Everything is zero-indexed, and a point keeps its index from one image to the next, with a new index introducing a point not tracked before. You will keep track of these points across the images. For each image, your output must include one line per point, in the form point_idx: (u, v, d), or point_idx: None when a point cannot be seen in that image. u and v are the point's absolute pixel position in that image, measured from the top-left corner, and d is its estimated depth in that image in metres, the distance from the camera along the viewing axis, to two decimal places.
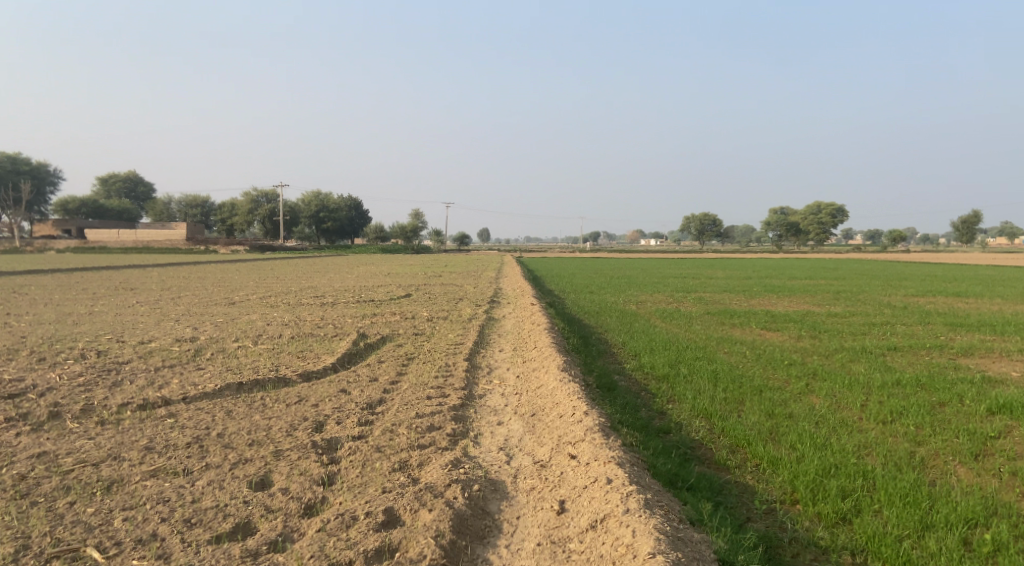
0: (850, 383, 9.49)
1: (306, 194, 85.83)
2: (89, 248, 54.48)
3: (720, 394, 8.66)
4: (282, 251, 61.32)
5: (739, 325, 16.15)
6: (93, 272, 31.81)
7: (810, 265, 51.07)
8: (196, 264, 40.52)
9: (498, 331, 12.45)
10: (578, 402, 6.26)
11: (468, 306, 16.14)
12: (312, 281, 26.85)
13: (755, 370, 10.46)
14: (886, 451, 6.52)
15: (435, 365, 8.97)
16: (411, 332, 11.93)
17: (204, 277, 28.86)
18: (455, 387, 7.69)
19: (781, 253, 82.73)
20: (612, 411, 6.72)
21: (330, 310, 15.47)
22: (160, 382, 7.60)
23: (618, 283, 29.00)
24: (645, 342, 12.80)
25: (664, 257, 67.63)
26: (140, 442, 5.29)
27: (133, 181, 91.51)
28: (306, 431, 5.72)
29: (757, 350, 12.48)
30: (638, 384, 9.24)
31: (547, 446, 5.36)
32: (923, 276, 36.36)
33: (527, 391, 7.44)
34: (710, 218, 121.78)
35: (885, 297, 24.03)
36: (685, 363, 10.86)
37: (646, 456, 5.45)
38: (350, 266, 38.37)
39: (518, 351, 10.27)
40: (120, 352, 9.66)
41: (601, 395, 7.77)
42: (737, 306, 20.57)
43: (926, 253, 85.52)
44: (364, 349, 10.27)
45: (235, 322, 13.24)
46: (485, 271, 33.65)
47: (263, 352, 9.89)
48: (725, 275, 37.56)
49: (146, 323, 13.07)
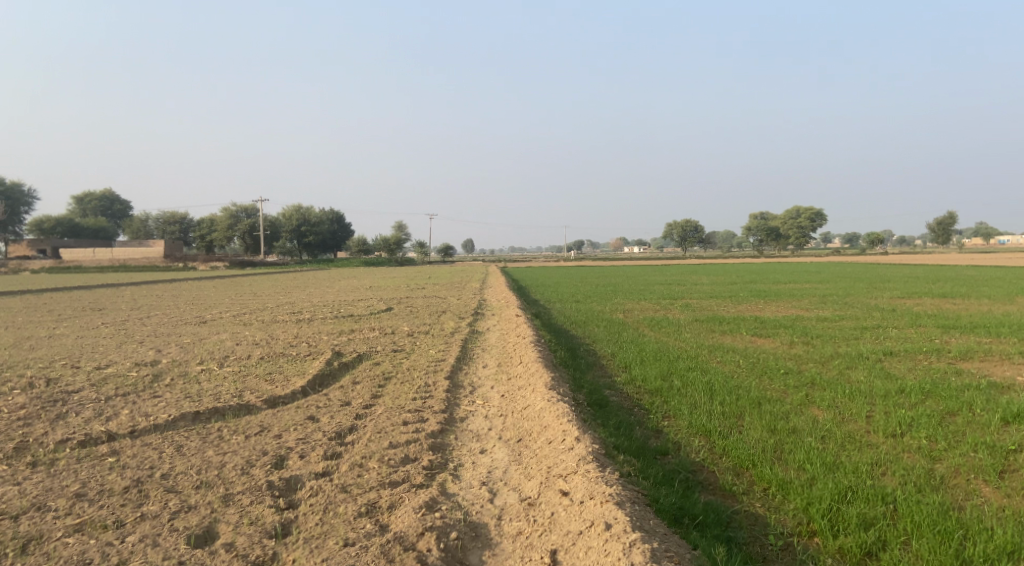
0: (853, 392, 8.99)
1: (287, 208, 84.83)
2: (63, 268, 53.27)
3: (718, 409, 8.12)
4: (263, 267, 60.34)
5: (729, 332, 15.71)
6: (65, 292, 30.95)
7: (793, 269, 50.97)
8: (173, 281, 39.60)
9: (480, 345, 11.86)
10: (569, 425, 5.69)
11: (449, 320, 15.56)
12: (291, 296, 26.13)
13: (751, 380, 9.96)
14: (903, 469, 6.01)
15: (413, 385, 8.36)
16: (389, 349, 11.31)
17: (179, 295, 28.04)
18: (434, 409, 7.09)
19: (764, 258, 82.96)
20: (605, 433, 6.14)
21: (305, 326, 14.82)
22: (108, 414, 6.92)
23: (604, 291, 28.50)
24: (635, 353, 12.25)
25: (648, 264, 67.38)
26: (70, 487, 4.65)
27: (110, 199, 90.11)
28: (263, 469, 5.11)
29: (750, 359, 11.99)
30: (630, 400, 8.68)
31: (535, 480, 4.77)
32: (907, 278, 36.29)
33: (512, 413, 6.85)
34: (692, 223, 122.24)
35: (873, 299, 23.74)
36: (678, 375, 10.32)
37: (646, 488, 4.88)
38: (330, 280, 37.68)
39: (502, 367, 9.67)
40: (72, 379, 8.96)
41: (592, 414, 7.18)
42: (725, 313, 20.13)
43: (906, 255, 86.18)
44: (338, 369, 9.63)
45: (203, 342, 12.54)
46: (468, 282, 33.08)
47: (228, 376, 9.22)
48: (711, 280, 37.31)
49: (108, 346, 12.34)
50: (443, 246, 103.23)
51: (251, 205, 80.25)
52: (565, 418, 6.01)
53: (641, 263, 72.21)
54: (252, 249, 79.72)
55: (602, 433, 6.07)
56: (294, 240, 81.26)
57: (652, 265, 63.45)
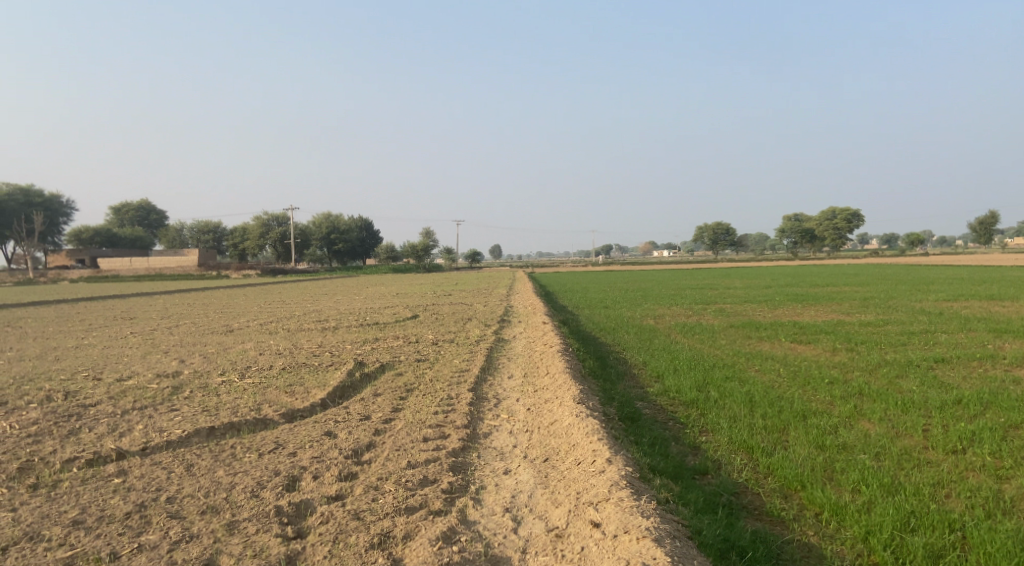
0: (905, 404, 8.42)
1: (317, 216, 85.58)
2: (101, 277, 54.25)
3: (759, 423, 7.65)
4: (294, 274, 60.89)
5: (766, 338, 15.09)
6: (100, 301, 31.33)
7: (829, 271, 49.71)
8: (205, 290, 39.98)
9: (507, 354, 11.48)
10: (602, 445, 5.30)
11: (476, 327, 15.21)
12: (319, 304, 26.05)
13: (792, 390, 9.44)
14: (968, 491, 5.55)
15: (436, 397, 8.02)
16: (413, 358, 10.99)
17: (209, 304, 28.15)
18: (456, 424, 6.73)
19: (798, 260, 81.22)
20: (639, 452, 5.72)
21: (330, 335, 14.60)
22: (121, 430, 6.70)
23: (634, 296, 27.97)
24: (668, 361, 11.77)
25: (678, 268, 66.44)
26: (68, 513, 4.40)
27: (146, 210, 91.83)
28: (273, 492, 4.81)
29: (791, 367, 11.41)
30: (664, 413, 8.22)
31: (563, 507, 4.38)
32: (951, 280, 35.04)
33: (539, 428, 6.47)
34: (723, 226, 120.55)
35: (916, 302, 22.81)
36: (714, 385, 9.84)
37: (687, 516, 4.48)
38: (359, 287, 37.67)
39: (530, 377, 9.29)
40: (90, 392, 8.79)
41: (625, 430, 6.77)
42: (761, 318, 19.48)
43: (945, 256, 83.89)
44: (360, 380, 9.33)
45: (226, 352, 12.37)
46: (496, 287, 32.77)
47: (248, 388, 8.98)
48: (745, 284, 36.46)
49: (132, 357, 12.22)
50: (472, 253, 103.19)
51: (282, 214, 81.04)
52: (597, 437, 5.62)
53: (672, 267, 71.13)
54: (283, 257, 80.58)
55: (636, 452, 5.66)
56: (324, 247, 81.90)
57: (683, 270, 62.42)
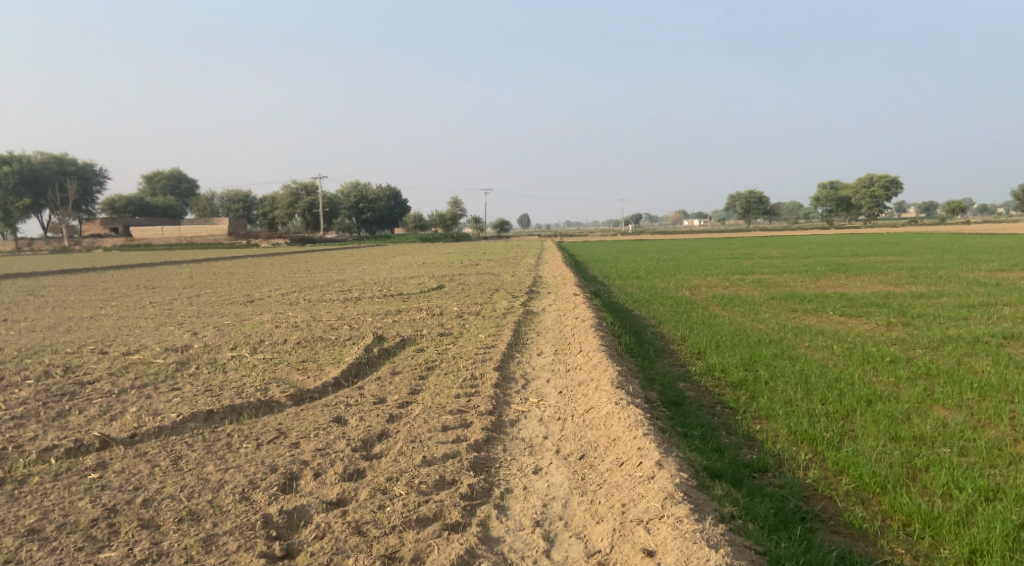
0: (983, 387, 7.50)
1: (345, 185, 85.25)
2: (134, 245, 54.65)
3: (819, 409, 6.82)
4: (321, 243, 60.77)
5: (812, 311, 14.11)
6: (128, 269, 31.27)
7: (868, 240, 47.93)
8: (233, 258, 39.80)
9: (535, 329, 10.75)
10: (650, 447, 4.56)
11: (504, 299, 14.46)
12: (343, 274, 25.50)
13: (851, 370, 8.56)
14: None
15: (459, 377, 7.32)
16: (435, 333, 10.29)
17: (235, 273, 27.84)
18: (479, 411, 6.00)
19: (834, 229, 78.94)
20: (690, 449, 4.98)
21: (350, 306, 14.00)
22: (113, 413, 6.15)
23: (667, 266, 26.97)
24: (709, 336, 10.94)
25: (711, 237, 64.80)
26: (26, 524, 3.83)
27: (178, 179, 92.27)
28: (267, 494, 4.17)
29: (844, 343, 10.49)
30: (710, 396, 7.40)
31: (606, 525, 3.75)
32: (1000, 248, 33.37)
33: (573, 417, 5.72)
34: (756, 194, 117.65)
35: (967, 273, 21.50)
36: (762, 363, 9.01)
37: (759, 539, 3.78)
38: (387, 256, 37.16)
39: (560, 355, 8.55)
40: (92, 367, 8.28)
41: (670, 419, 6.01)
42: (803, 289, 18.46)
43: (989, 225, 80.81)
44: (377, 357, 8.68)
45: (241, 324, 11.83)
46: (525, 257, 31.97)
47: (258, 364, 8.39)
48: (782, 253, 35.12)
49: (145, 329, 11.76)
50: (499, 222, 102.06)
51: (310, 182, 80.74)
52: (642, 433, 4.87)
53: (702, 236, 69.47)
54: (313, 226, 80.61)
55: (689, 451, 4.88)
56: (352, 216, 81.65)
57: (715, 238, 60.87)
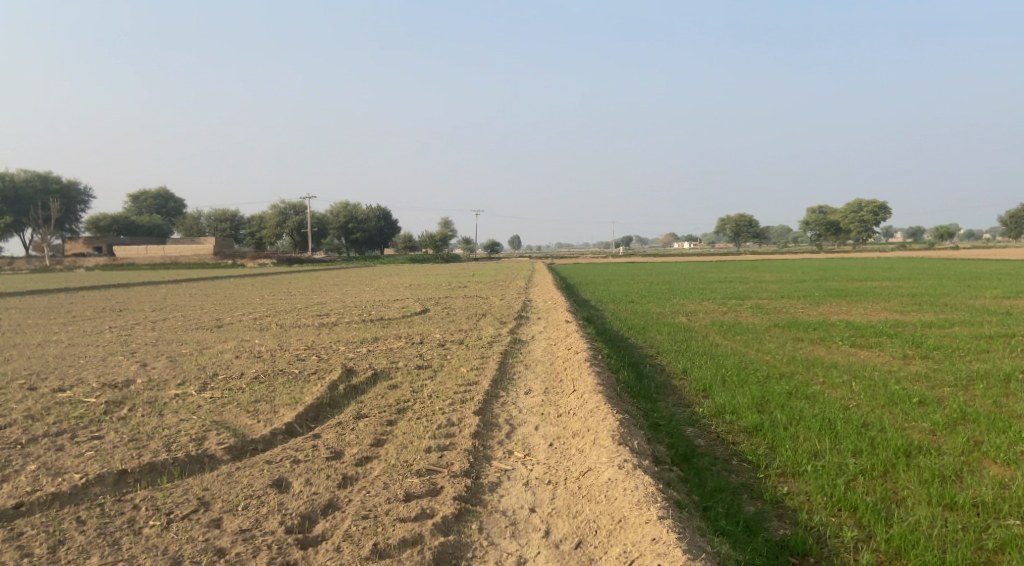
0: None
1: (335, 205, 84.31)
2: (117, 265, 53.23)
3: (854, 464, 5.83)
4: (309, 263, 59.65)
5: (820, 341, 13.16)
6: (102, 290, 29.92)
7: (860, 265, 47.30)
8: (214, 278, 38.42)
9: (523, 361, 9.72)
10: (666, 550, 3.60)
11: (490, 326, 13.42)
12: (324, 295, 24.32)
13: (877, 413, 7.60)
14: None
15: (432, 422, 6.26)
16: (411, 365, 9.23)
17: (211, 294, 26.59)
18: (452, 471, 4.94)
19: (824, 253, 78.87)
20: (720, 550, 4.15)
21: (324, 333, 12.93)
22: (7, 472, 5.09)
23: (660, 290, 26.11)
24: (714, 370, 9.94)
25: (702, 260, 64.34)
26: None
27: (165, 198, 90.97)
28: None
29: (863, 379, 9.52)
30: (724, 447, 6.38)
31: None
32: (997, 274, 32.76)
33: (566, 481, 4.69)
34: (745, 217, 117.52)
35: (971, 300, 20.72)
36: (776, 403, 8.01)
37: None
38: (373, 277, 36.05)
39: (551, 395, 7.52)
40: (10, 409, 7.17)
41: (685, 485, 5.03)
42: (806, 316, 17.54)
43: (977, 251, 80.99)
44: (342, 396, 7.62)
45: (199, 355, 10.73)
46: (515, 280, 31.00)
47: (203, 405, 7.29)
48: (777, 277, 34.34)
49: (93, 360, 10.61)
50: (489, 243, 101.10)
51: (298, 202, 79.63)
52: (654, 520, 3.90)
53: (693, 259, 69.12)
54: (300, 246, 79.45)
55: (722, 547, 4.19)
56: (340, 237, 80.61)
57: (706, 261, 60.36)
